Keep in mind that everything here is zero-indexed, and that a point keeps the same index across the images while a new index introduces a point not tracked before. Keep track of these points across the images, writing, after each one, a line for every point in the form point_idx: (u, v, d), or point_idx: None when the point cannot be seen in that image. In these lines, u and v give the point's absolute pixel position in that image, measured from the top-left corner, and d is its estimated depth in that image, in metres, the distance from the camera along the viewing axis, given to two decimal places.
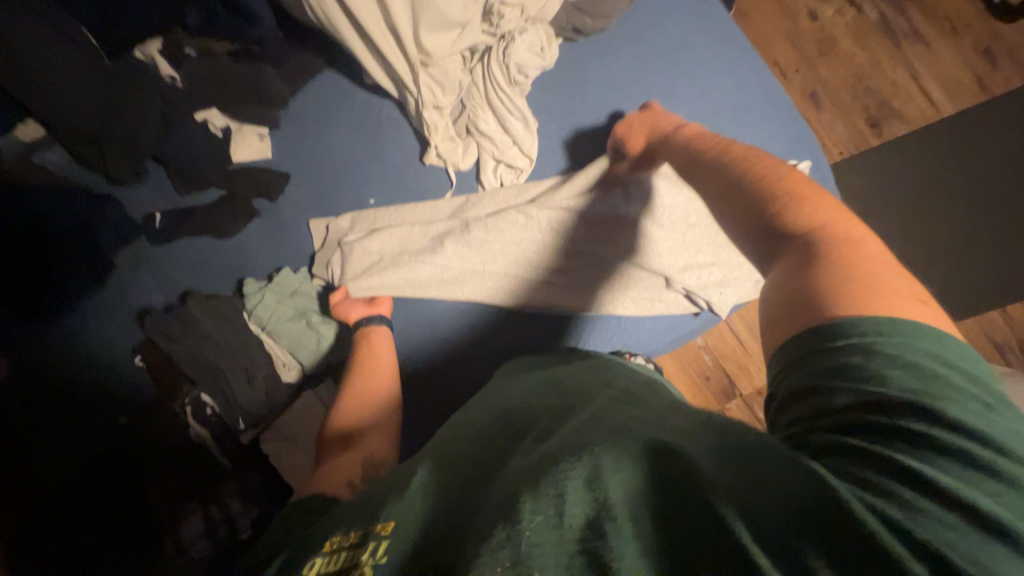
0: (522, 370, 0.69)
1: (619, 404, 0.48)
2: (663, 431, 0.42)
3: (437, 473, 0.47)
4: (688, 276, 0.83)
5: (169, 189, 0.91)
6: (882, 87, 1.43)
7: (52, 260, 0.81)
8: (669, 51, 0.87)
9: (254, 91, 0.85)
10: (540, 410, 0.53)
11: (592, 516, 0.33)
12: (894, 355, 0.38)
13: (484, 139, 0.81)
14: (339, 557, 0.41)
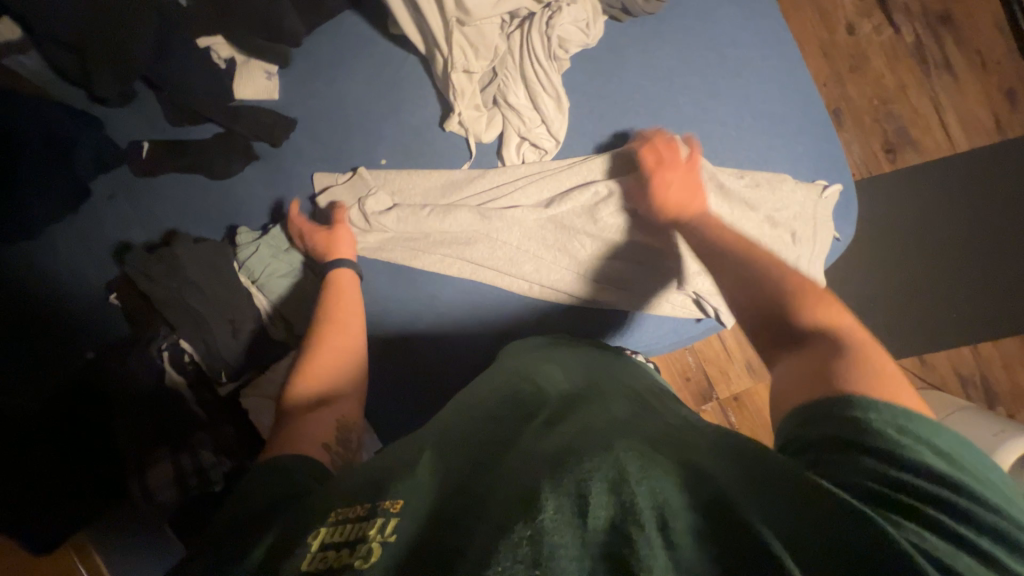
0: (531, 349, 0.67)
1: (636, 408, 0.47)
2: (685, 444, 0.41)
3: (445, 453, 0.46)
4: (702, 282, 0.73)
5: (157, 117, 0.87)
6: (905, 113, 1.34)
7: (18, 180, 0.78)
8: (717, 44, 0.76)
9: (262, 23, 0.74)
10: (552, 394, 0.51)
11: (619, 521, 0.32)
12: (925, 437, 0.37)
13: (511, 113, 0.74)
14: (347, 526, 0.40)
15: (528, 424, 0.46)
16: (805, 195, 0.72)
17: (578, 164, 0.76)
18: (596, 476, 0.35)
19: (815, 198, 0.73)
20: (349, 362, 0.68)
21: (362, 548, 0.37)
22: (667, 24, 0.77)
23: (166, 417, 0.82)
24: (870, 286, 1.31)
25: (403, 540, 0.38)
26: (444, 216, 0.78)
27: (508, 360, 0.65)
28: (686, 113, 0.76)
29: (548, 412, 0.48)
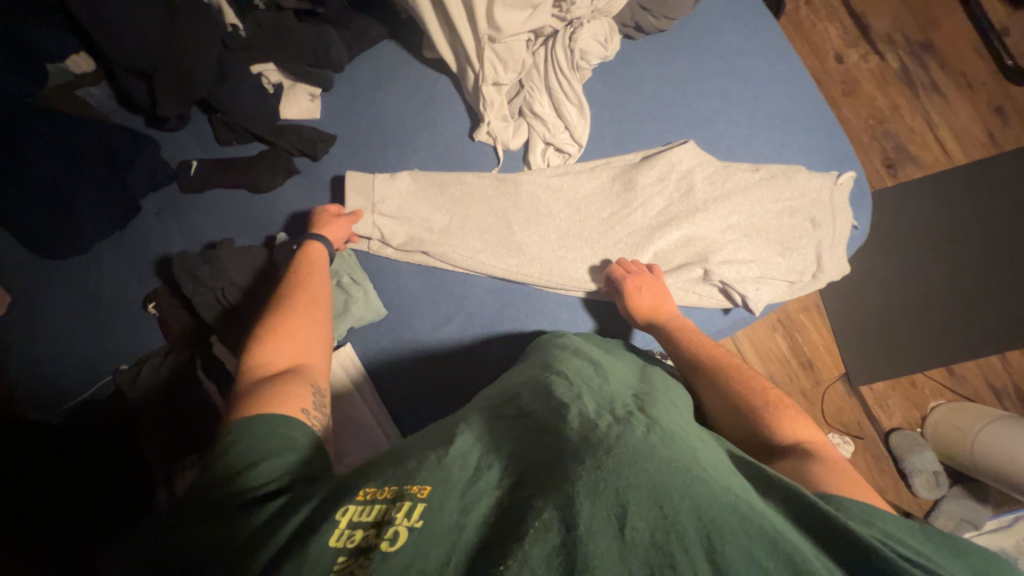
0: (562, 347, 0.69)
1: (679, 425, 0.51)
2: (727, 476, 0.43)
3: (482, 442, 0.48)
4: (727, 269, 0.75)
5: (206, 137, 0.93)
6: (901, 131, 1.42)
7: (76, 200, 0.83)
8: (726, 56, 0.83)
9: (312, 48, 0.83)
10: (583, 394, 0.54)
11: (661, 537, 0.36)
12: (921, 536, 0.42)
13: (537, 122, 0.81)
14: (374, 507, 0.42)
15: (563, 421, 0.48)
16: (819, 183, 0.77)
17: (601, 167, 0.81)
18: (638, 489, 0.39)
19: (830, 185, 0.77)
20: (320, 340, 0.67)
21: (388, 531, 0.39)
22: (678, 41, 0.84)
23: (197, 424, 0.82)
24: (883, 295, 1.35)
25: (434, 526, 0.39)
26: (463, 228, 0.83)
27: (536, 361, 0.67)
28: (703, 118, 0.82)
29: (581, 409, 0.50)
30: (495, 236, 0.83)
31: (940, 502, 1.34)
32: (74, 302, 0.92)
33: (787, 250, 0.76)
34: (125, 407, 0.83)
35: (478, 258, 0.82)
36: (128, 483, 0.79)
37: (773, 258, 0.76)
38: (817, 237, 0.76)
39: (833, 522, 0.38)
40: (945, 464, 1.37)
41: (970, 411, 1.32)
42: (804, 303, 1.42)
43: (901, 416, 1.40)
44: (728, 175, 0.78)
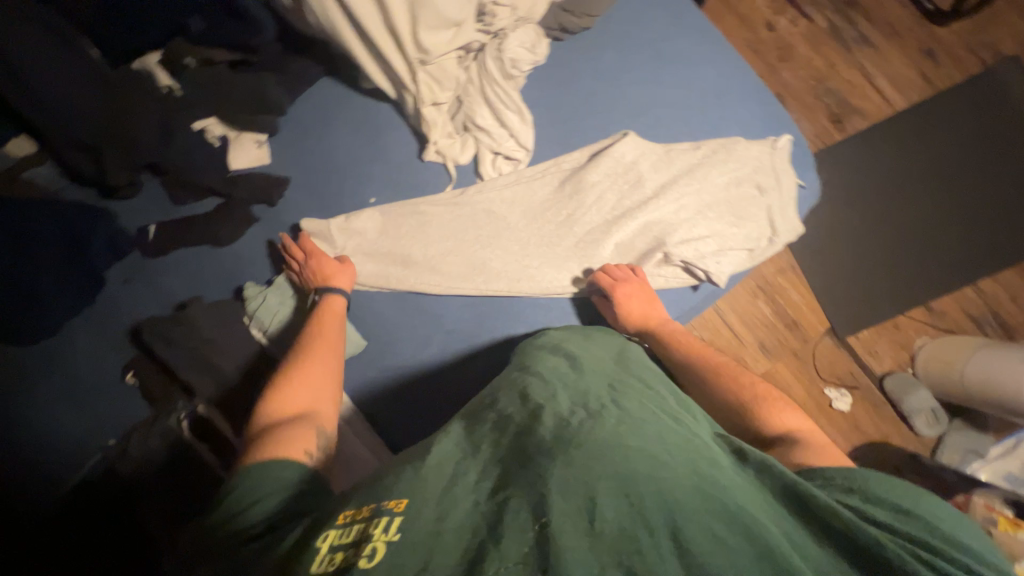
0: (539, 345, 0.70)
1: (650, 410, 0.53)
2: (696, 456, 0.46)
3: (461, 448, 0.49)
4: (686, 249, 0.77)
5: (162, 199, 0.93)
6: (840, 86, 1.47)
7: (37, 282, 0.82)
8: (652, 43, 0.86)
9: (255, 100, 0.86)
10: (558, 391, 0.55)
11: (628, 525, 0.38)
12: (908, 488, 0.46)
13: (482, 134, 0.82)
14: (354, 527, 0.42)
15: (537, 422, 0.50)
16: (759, 150, 0.81)
17: (551, 167, 0.83)
18: (605, 480, 0.41)
19: (768, 150, 0.81)
20: (332, 384, 0.69)
21: (366, 547, 0.39)
22: (605, 35, 0.87)
23: (190, 488, 0.79)
24: (848, 248, 1.40)
25: (414, 536, 0.40)
26: (428, 249, 0.85)
27: (513, 363, 0.68)
28: (642, 105, 0.84)
29: (555, 408, 0.52)
30: (460, 255, 0.84)
31: (943, 438, 1.37)
32: (44, 386, 0.89)
33: (741, 219, 0.79)
34: (111, 480, 0.79)
35: (447, 277, 0.84)
36: (129, 556, 0.77)
37: (729, 229, 0.78)
38: (765, 202, 0.80)
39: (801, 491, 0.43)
40: (942, 400, 1.39)
41: (959, 344, 1.33)
42: (779, 266, 1.47)
43: (892, 360, 1.43)
44: (671, 159, 0.81)
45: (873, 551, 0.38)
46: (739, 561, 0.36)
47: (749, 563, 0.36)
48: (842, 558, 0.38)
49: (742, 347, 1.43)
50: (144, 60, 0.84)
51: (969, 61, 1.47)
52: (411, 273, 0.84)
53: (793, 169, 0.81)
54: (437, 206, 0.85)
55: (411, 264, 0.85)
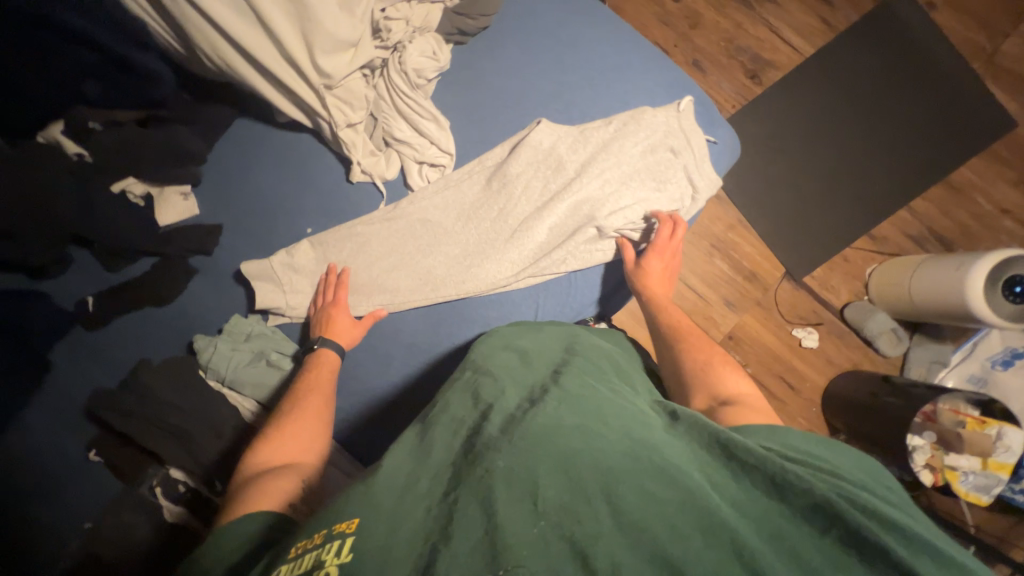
0: (490, 345, 0.70)
1: (591, 387, 0.56)
2: (636, 426, 0.50)
3: (414, 457, 0.50)
4: (618, 219, 0.82)
5: (97, 269, 0.92)
6: (751, 42, 1.52)
7: None
8: (550, 31, 0.89)
9: (173, 153, 0.86)
10: (506, 386, 0.57)
11: (568, 500, 0.41)
12: (824, 445, 0.51)
13: (403, 146, 0.85)
14: (305, 558, 0.41)
15: (486, 419, 0.51)
16: (664, 116, 0.84)
17: (475, 166, 0.85)
18: (546, 463, 0.44)
19: (675, 113, 0.84)
20: (322, 433, 0.69)
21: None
22: (505, 31, 0.89)
23: (176, 555, 0.77)
24: (786, 194, 1.46)
25: (367, 552, 0.40)
26: (373, 267, 0.86)
27: (464, 366, 0.69)
28: (551, 92, 0.87)
29: (503, 403, 0.54)
30: (406, 268, 0.86)
31: (908, 355, 1.43)
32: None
33: (662, 183, 0.83)
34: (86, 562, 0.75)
35: (397, 291, 0.85)
36: None
37: (652, 195, 0.83)
38: (681, 162, 0.84)
39: (723, 439, 0.47)
40: (900, 320, 1.46)
41: (902, 263, 1.40)
42: (727, 223, 1.50)
43: (848, 291, 1.49)
44: (587, 139, 0.84)
45: (778, 478, 0.42)
46: (668, 512, 0.39)
47: (676, 511, 0.39)
48: (757, 490, 0.42)
49: (707, 306, 1.48)
50: (45, 133, 0.80)
51: None
52: (360, 293, 0.86)
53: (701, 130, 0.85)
54: (372, 224, 0.86)
55: (360, 286, 0.86)
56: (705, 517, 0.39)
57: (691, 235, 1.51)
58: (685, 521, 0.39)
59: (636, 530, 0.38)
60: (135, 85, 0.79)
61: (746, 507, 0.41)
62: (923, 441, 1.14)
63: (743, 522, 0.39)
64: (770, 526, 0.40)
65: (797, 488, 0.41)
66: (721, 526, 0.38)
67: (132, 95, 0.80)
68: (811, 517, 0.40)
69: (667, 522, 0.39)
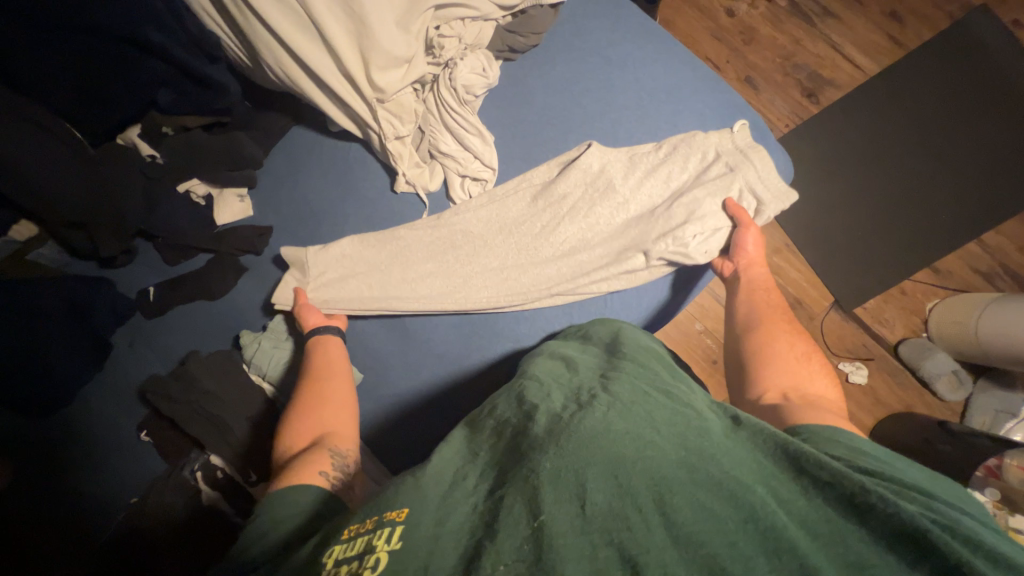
0: (536, 354, 0.71)
1: (643, 390, 0.54)
2: (687, 430, 0.47)
3: (462, 455, 0.50)
4: (664, 243, 0.79)
5: (157, 262, 0.98)
6: (809, 60, 1.48)
7: (47, 363, 0.83)
8: (597, 50, 0.92)
9: (227, 155, 0.90)
10: (552, 390, 0.56)
11: (617, 506, 0.40)
12: (917, 472, 0.47)
13: (448, 160, 0.88)
14: (359, 540, 0.43)
15: (532, 420, 0.50)
16: (718, 137, 0.83)
17: (518, 181, 0.87)
18: (594, 466, 0.42)
19: (728, 135, 0.84)
20: (344, 412, 0.73)
21: (371, 559, 0.40)
22: (553, 50, 0.93)
23: (216, 533, 0.81)
24: (839, 217, 1.35)
25: (413, 543, 0.40)
26: (403, 276, 0.87)
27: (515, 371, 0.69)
28: (596, 111, 0.89)
29: (549, 406, 0.52)
30: (439, 274, 0.86)
31: (970, 401, 1.32)
32: (42, 466, 0.84)
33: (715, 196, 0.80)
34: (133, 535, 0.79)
35: (424, 299, 0.85)
36: None
37: (703, 207, 0.79)
38: (739, 176, 0.80)
39: (791, 451, 0.44)
40: (961, 362, 1.35)
41: (967, 301, 1.30)
42: (773, 246, 1.46)
43: (903, 327, 1.39)
44: (635, 164, 0.85)
45: (857, 500, 0.39)
46: (728, 527, 0.38)
47: (737, 529, 0.38)
48: (831, 509, 0.40)
49: None
50: (126, 135, 0.90)
51: (939, 18, 1.46)
52: (386, 297, 0.86)
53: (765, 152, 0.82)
54: (410, 231, 0.88)
55: (376, 296, 0.86)
56: (770, 539, 0.37)
57: None
58: (749, 541, 0.37)
59: (692, 543, 0.37)
60: (203, 94, 0.86)
61: (816, 528, 0.38)
62: (984, 497, 0.98)
63: (812, 546, 0.37)
64: (844, 553, 0.37)
65: (877, 511, 0.38)
66: (787, 549, 0.36)
67: (198, 103, 0.86)
68: (883, 535, 0.37)
69: (726, 538, 0.37)
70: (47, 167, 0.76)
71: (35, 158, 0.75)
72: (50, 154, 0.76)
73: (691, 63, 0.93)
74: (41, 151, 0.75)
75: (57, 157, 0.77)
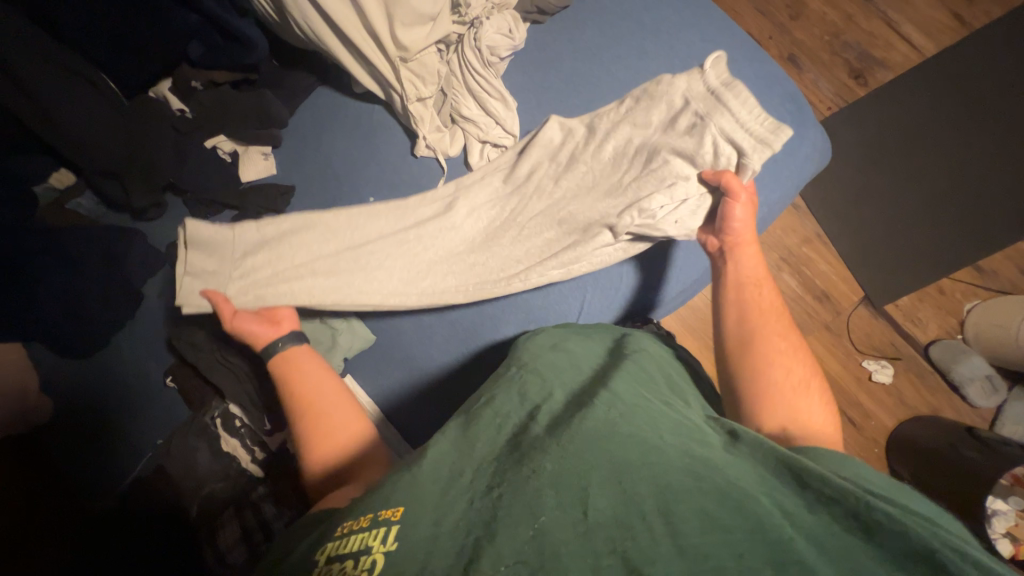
0: (542, 343, 0.68)
1: (648, 399, 0.54)
2: (691, 443, 0.47)
3: (457, 447, 0.50)
4: (629, 217, 0.75)
5: (186, 216, 0.99)
6: (860, 38, 1.40)
7: (86, 308, 0.88)
8: (632, 16, 0.91)
9: (256, 114, 0.93)
10: (554, 389, 0.56)
11: (620, 514, 0.40)
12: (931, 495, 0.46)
13: (470, 125, 0.88)
14: (355, 539, 0.44)
15: (533, 421, 0.51)
16: (687, 83, 0.75)
17: (527, 144, 0.86)
18: (598, 471, 0.43)
19: (698, 75, 0.75)
20: (345, 436, 0.72)
21: (367, 560, 0.42)
22: (585, 16, 0.91)
23: (238, 480, 0.88)
24: (873, 208, 1.29)
25: (410, 543, 0.42)
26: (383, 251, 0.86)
27: (507, 363, 0.70)
28: (624, 79, 0.87)
29: (550, 408, 0.53)
30: (403, 256, 0.85)
31: (1003, 408, 1.26)
32: (73, 412, 0.89)
33: (692, 165, 0.74)
34: (168, 484, 0.85)
35: (402, 280, 0.84)
36: (174, 553, 0.81)
37: (677, 176, 0.75)
38: (710, 127, 0.72)
39: (795, 465, 0.43)
40: (998, 367, 1.29)
41: (1012, 303, 1.22)
42: (803, 236, 1.41)
43: (937, 328, 1.34)
44: (597, 132, 0.83)
45: (862, 515, 0.38)
46: (734, 536, 0.37)
47: (744, 539, 0.37)
48: (834, 523, 0.39)
49: None
50: (158, 89, 0.94)
51: None
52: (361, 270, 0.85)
53: (739, 87, 0.73)
54: (399, 203, 0.88)
55: (330, 280, 0.84)
56: (776, 549, 0.36)
57: (760, 245, 1.41)
58: (753, 551, 0.36)
59: (697, 554, 0.36)
60: (232, 49, 0.87)
61: (822, 540, 0.38)
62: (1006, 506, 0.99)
63: (816, 556, 0.36)
64: (850, 564, 0.36)
65: (885, 527, 0.37)
66: (792, 559, 0.35)
67: (228, 59, 0.89)
68: (888, 547, 0.36)
69: (729, 547, 0.36)
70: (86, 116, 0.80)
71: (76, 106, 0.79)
72: (90, 105, 0.81)
73: (730, 33, 0.90)
74: (79, 99, 0.79)
75: (95, 107, 0.82)
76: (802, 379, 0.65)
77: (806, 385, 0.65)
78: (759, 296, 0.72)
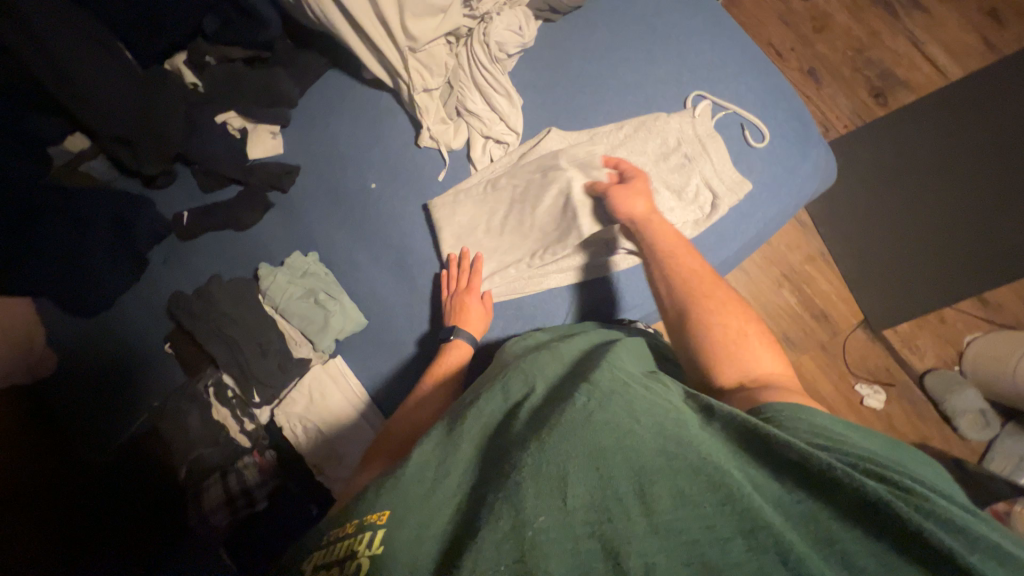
0: (529, 348, 0.71)
1: (623, 381, 0.52)
2: (667, 418, 0.46)
3: (442, 447, 0.51)
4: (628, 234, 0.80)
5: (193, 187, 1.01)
6: (884, 56, 1.37)
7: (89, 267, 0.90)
8: (646, 19, 0.90)
9: (269, 93, 0.95)
10: (537, 382, 0.57)
11: (598, 497, 0.41)
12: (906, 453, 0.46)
13: (474, 119, 0.88)
14: (341, 544, 0.46)
15: (514, 416, 0.53)
16: (678, 122, 0.82)
17: (534, 142, 0.87)
18: (575, 457, 0.43)
19: (690, 119, 0.83)
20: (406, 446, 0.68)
21: (354, 564, 0.44)
22: (598, 16, 0.91)
23: (223, 447, 0.89)
24: (881, 230, 1.27)
25: (394, 547, 0.44)
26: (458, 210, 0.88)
27: (497, 364, 0.70)
28: (631, 82, 0.87)
29: (532, 401, 0.54)
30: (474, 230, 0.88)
31: (994, 443, 1.23)
32: (79, 374, 0.92)
33: (681, 194, 0.81)
34: (161, 451, 0.87)
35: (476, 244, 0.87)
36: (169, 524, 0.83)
37: (671, 203, 0.81)
38: (695, 167, 0.81)
39: (766, 437, 0.42)
40: (993, 402, 1.27)
41: (1013, 338, 1.20)
42: (807, 254, 1.40)
43: (935, 357, 1.32)
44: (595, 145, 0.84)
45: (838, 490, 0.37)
46: (705, 512, 0.38)
47: (715, 513, 0.37)
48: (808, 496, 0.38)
49: None
50: (174, 62, 0.98)
51: None
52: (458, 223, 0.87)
53: (720, 138, 0.82)
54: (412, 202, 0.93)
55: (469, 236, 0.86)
56: (745, 519, 0.36)
57: (763, 259, 1.39)
58: (724, 522, 0.37)
59: (672, 531, 0.37)
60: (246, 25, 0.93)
61: (791, 511, 0.38)
62: None
63: (789, 529, 0.36)
64: (827, 542, 0.36)
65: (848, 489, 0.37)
66: (763, 527, 0.36)
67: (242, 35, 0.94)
68: (863, 518, 0.36)
69: (703, 522, 0.37)
70: (94, 74, 0.81)
71: (88, 65, 0.80)
72: (101, 65, 0.82)
73: (741, 44, 0.89)
74: (91, 58, 0.80)
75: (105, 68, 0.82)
76: (736, 323, 0.65)
77: (744, 328, 0.64)
78: (682, 261, 0.71)
